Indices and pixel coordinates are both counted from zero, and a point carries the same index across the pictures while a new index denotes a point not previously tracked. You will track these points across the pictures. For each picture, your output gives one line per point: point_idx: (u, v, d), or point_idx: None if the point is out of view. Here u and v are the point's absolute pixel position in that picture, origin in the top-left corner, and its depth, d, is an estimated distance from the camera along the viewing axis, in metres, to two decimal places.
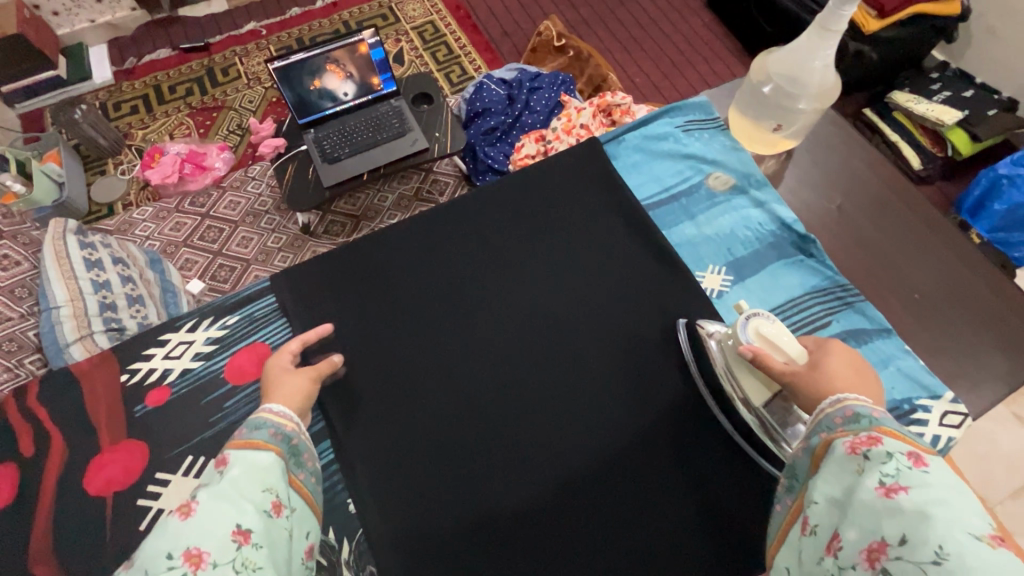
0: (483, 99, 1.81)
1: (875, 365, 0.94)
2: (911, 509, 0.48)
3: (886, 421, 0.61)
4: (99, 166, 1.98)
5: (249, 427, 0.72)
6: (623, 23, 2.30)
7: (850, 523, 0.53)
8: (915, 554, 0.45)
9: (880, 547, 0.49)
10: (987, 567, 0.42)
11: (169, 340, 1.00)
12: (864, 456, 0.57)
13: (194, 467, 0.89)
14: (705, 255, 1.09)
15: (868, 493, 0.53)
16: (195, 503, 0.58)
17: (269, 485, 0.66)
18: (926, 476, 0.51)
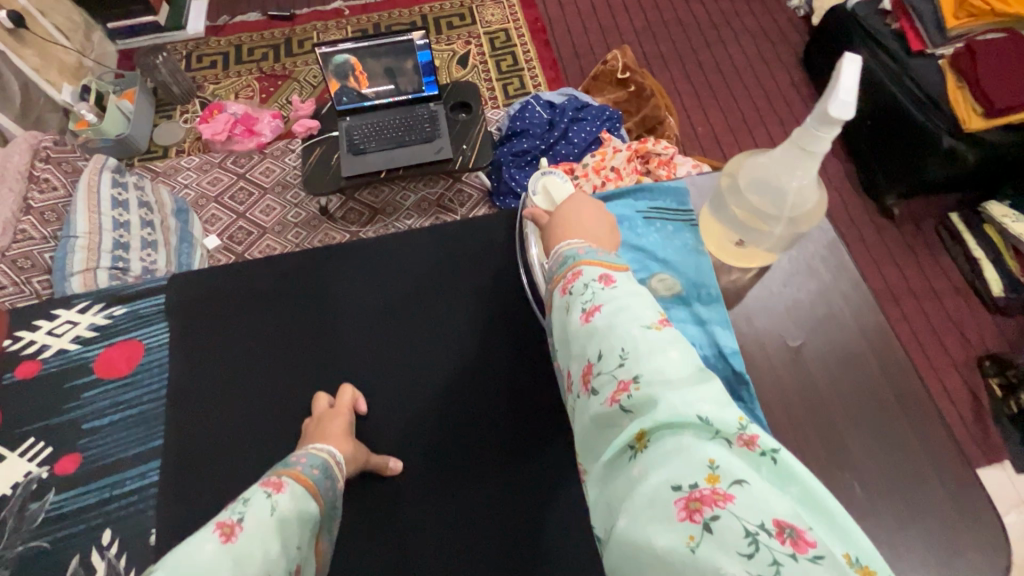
0: (524, 119, 1.76)
1: None
2: (607, 329, 0.56)
3: (584, 249, 0.66)
4: (168, 110, 2.11)
5: (307, 464, 0.76)
6: (703, 66, 2.15)
7: (571, 358, 0.59)
8: (608, 365, 0.54)
9: (591, 370, 0.56)
10: (647, 348, 0.52)
11: (58, 317, 1.05)
12: (569, 293, 0.62)
13: (33, 452, 0.94)
14: None
15: (577, 323, 0.59)
16: (238, 531, 0.58)
17: (303, 542, 0.66)
18: (611, 293, 0.59)
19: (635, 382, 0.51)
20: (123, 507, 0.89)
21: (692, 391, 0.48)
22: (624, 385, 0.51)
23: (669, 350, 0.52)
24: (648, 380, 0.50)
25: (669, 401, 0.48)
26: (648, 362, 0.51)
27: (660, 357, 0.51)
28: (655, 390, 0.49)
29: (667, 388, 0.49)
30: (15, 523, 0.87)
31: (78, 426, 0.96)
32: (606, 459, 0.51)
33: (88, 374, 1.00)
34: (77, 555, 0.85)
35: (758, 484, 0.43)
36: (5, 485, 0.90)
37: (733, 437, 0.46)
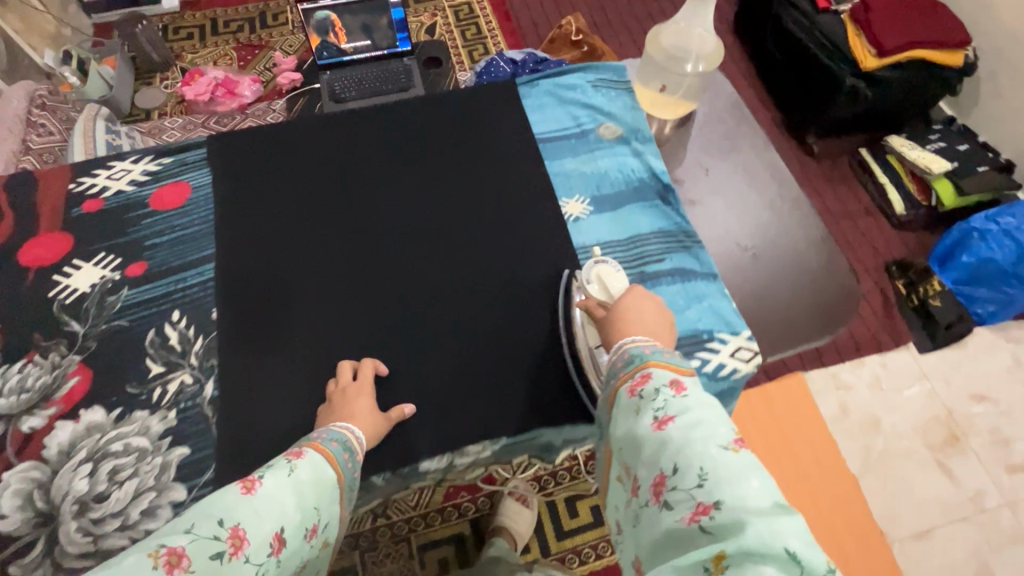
0: (490, 73, 1.94)
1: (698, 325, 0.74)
2: (680, 442, 0.49)
3: (656, 353, 0.58)
4: (148, 77, 2.20)
5: (328, 434, 0.60)
6: (647, 33, 2.40)
7: (638, 465, 0.52)
8: (682, 478, 0.47)
9: (662, 482, 0.49)
10: (726, 468, 0.46)
11: (115, 166, 0.84)
12: (638, 397, 0.55)
13: (104, 261, 0.77)
14: (571, 185, 0.84)
15: (646, 430, 0.53)
16: (259, 481, 0.51)
17: (323, 501, 0.54)
18: (687, 403, 0.52)
19: (714, 503, 0.45)
20: (191, 296, 0.74)
21: (776, 519, 0.42)
22: (700, 503, 0.45)
23: (750, 475, 0.45)
24: (730, 509, 0.44)
25: (752, 525, 0.42)
26: (728, 484, 0.45)
27: (741, 481, 0.45)
28: (737, 515, 0.43)
29: (750, 514, 0.43)
30: (95, 308, 0.73)
31: (142, 244, 0.78)
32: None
33: (145, 206, 0.81)
34: (152, 329, 0.72)
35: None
36: (83, 284, 0.75)
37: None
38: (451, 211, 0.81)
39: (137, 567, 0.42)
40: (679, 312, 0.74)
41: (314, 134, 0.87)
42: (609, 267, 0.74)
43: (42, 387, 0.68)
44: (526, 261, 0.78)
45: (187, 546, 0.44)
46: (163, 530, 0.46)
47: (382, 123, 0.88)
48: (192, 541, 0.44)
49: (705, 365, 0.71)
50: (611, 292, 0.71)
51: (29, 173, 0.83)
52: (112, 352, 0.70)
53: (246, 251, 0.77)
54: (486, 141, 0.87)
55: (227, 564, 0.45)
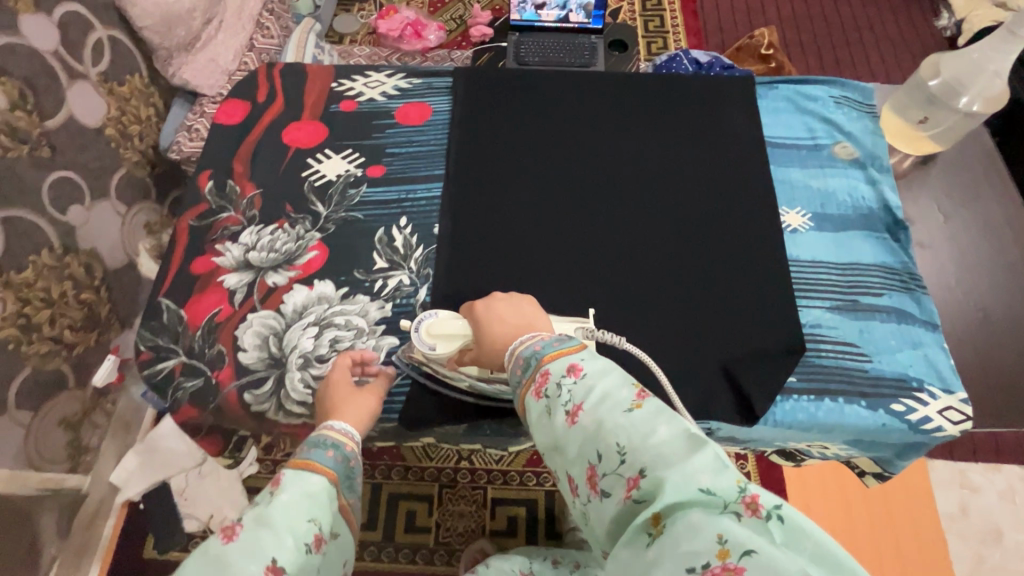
0: (671, 68, 1.90)
1: (904, 358, 0.71)
2: (594, 427, 0.49)
3: (548, 344, 0.59)
4: (347, 5, 2.35)
5: (309, 446, 0.58)
6: (840, 63, 2.22)
7: (569, 469, 0.52)
8: (604, 464, 0.48)
9: (594, 474, 0.48)
10: (635, 430, 0.47)
11: (370, 76, 0.91)
12: (544, 395, 0.55)
13: (350, 157, 0.85)
14: (794, 196, 0.82)
15: (561, 428, 0.52)
16: (238, 526, 0.48)
17: (316, 512, 0.52)
18: (585, 384, 0.53)
19: (638, 474, 0.45)
20: (419, 207, 0.81)
21: (688, 462, 0.43)
22: (627, 480, 0.45)
23: (655, 426, 0.46)
24: (653, 471, 0.44)
25: (669, 480, 0.43)
26: (641, 447, 0.46)
27: (650, 437, 0.46)
28: (658, 474, 0.43)
29: (668, 468, 0.43)
30: (338, 197, 0.81)
31: (383, 150, 0.86)
32: (621, 559, 0.43)
33: (391, 117, 0.88)
34: (381, 227, 0.79)
35: (770, 553, 0.37)
36: (331, 173, 0.83)
37: (739, 502, 0.41)
38: (669, 190, 0.82)
39: None
40: (888, 351, 0.71)
41: (548, 90, 0.90)
42: (435, 318, 0.68)
43: (286, 251, 0.77)
44: (735, 256, 0.77)
45: None
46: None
47: (613, 94, 0.90)
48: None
49: (910, 413, 0.67)
50: (458, 328, 0.66)
51: (299, 66, 0.93)
52: (346, 238, 0.78)
53: (472, 180, 0.82)
54: (713, 132, 0.87)
55: None
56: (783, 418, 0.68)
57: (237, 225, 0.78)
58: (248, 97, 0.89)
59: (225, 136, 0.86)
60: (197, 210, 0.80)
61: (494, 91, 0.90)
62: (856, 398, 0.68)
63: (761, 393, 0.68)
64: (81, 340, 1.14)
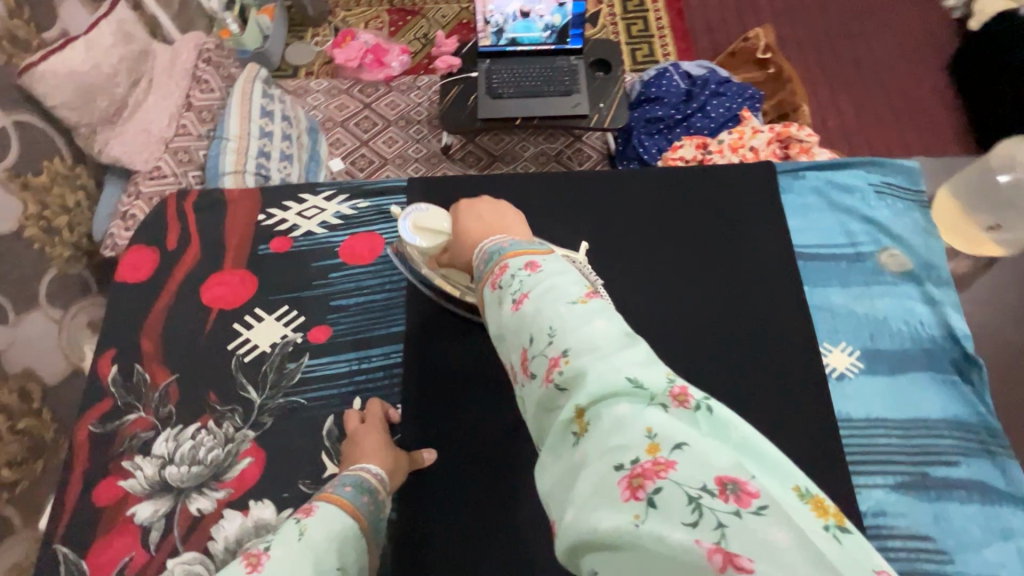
0: (660, 86, 1.70)
1: (988, 547, 0.57)
2: (530, 311, 0.36)
3: (514, 239, 0.45)
4: (299, 32, 2.11)
5: (339, 482, 0.53)
6: (842, 56, 1.94)
7: (501, 357, 0.39)
8: (532, 346, 0.35)
9: (521, 360, 0.36)
10: (570, 319, 0.34)
11: (306, 201, 0.74)
12: (492, 290, 0.41)
13: (286, 316, 0.69)
14: (836, 326, 0.67)
15: (499, 314, 0.39)
16: (266, 558, 0.42)
17: (344, 557, 0.46)
18: (536, 270, 0.39)
19: (564, 357, 0.33)
20: (375, 382, 0.65)
21: (623, 354, 0.32)
22: (549, 361, 0.33)
23: (594, 317, 0.34)
24: (579, 356, 0.32)
25: (596, 370, 0.31)
26: (575, 329, 0.34)
27: (587, 323, 0.34)
28: (586, 361, 0.32)
29: (596, 358, 0.32)
30: (274, 375, 0.65)
31: (326, 302, 0.69)
32: (538, 468, 0.31)
33: (334, 257, 0.71)
34: (330, 415, 0.63)
35: (704, 447, 0.27)
36: (263, 341, 0.67)
37: (668, 395, 0.30)
38: (687, 332, 0.65)
39: None
40: (972, 546, 0.57)
41: (525, 204, 0.74)
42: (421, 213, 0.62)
43: (213, 462, 0.61)
44: (775, 421, 0.61)
45: None
46: None
47: (602, 203, 0.74)
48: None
49: None
50: (443, 227, 0.60)
51: (218, 192, 0.75)
52: (286, 435, 0.62)
53: (439, 339, 0.66)
54: (729, 246, 0.71)
55: None
56: None
57: (148, 430, 0.62)
58: (156, 242, 0.72)
59: (131, 298, 0.69)
60: (97, 409, 0.64)
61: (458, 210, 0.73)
62: None
63: None
64: (22, 474, 0.94)
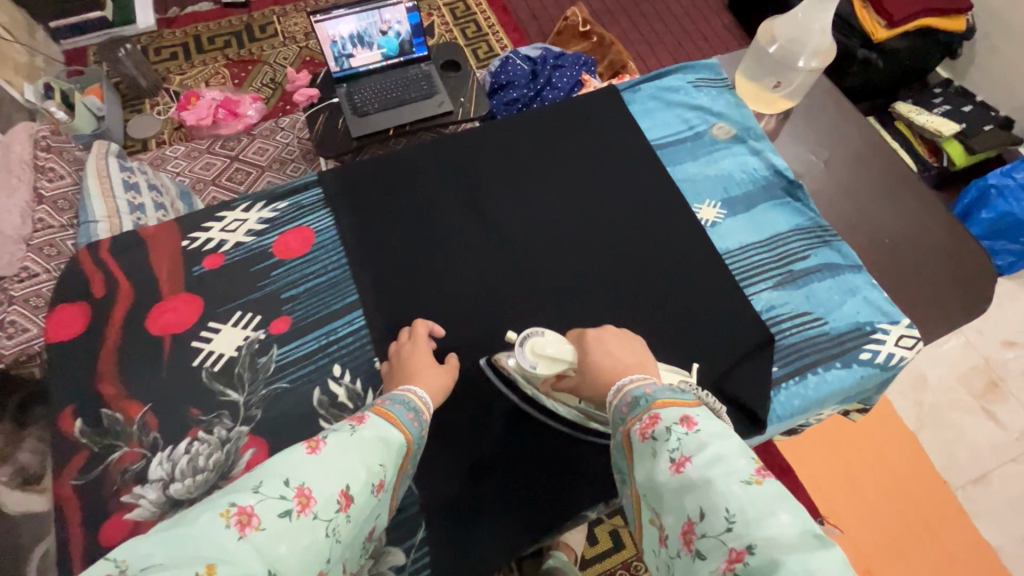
0: (507, 72, 1.87)
1: (844, 303, 0.76)
2: (702, 483, 0.41)
3: (663, 394, 0.50)
4: (137, 104, 2.03)
5: (393, 402, 0.56)
6: (646, 16, 2.27)
7: (658, 516, 0.44)
8: (705, 523, 0.40)
9: (689, 530, 0.41)
10: (751, 505, 0.39)
11: (224, 217, 0.77)
12: (648, 440, 0.46)
13: (242, 320, 0.72)
14: (699, 190, 0.84)
15: (660, 473, 0.44)
16: (323, 442, 0.46)
17: (387, 459, 0.50)
18: (702, 436, 0.44)
19: (747, 548, 0.37)
20: (348, 348, 0.70)
21: (814, 556, 0.36)
22: (731, 551, 0.38)
23: (777, 509, 0.38)
24: (764, 554, 0.36)
25: (787, 569, 0.35)
26: (758, 523, 0.38)
27: (770, 518, 0.38)
28: (774, 556, 0.36)
29: (785, 554, 0.36)
30: (249, 373, 0.68)
31: (277, 297, 0.73)
32: None
33: (270, 257, 0.76)
34: (316, 387, 0.68)
35: None
36: (228, 348, 0.70)
37: None
38: (590, 231, 0.80)
39: (209, 529, 0.37)
40: (836, 307, 0.76)
41: (433, 168, 0.84)
42: (539, 336, 0.65)
43: (217, 464, 0.63)
44: (675, 272, 0.77)
45: (254, 508, 0.39)
46: (230, 490, 0.41)
47: (494, 150, 0.86)
48: (258, 501, 0.40)
49: (876, 356, 0.72)
50: (554, 354, 0.63)
51: (132, 233, 0.76)
52: (281, 417, 0.66)
53: (397, 294, 0.74)
54: (603, 156, 0.86)
55: (296, 519, 0.40)
56: (782, 411, 0.70)
57: (139, 460, 0.63)
58: (81, 295, 0.71)
59: (74, 353, 0.68)
60: (77, 462, 0.63)
61: (374, 187, 0.81)
62: (831, 363, 0.72)
63: (759, 396, 0.69)
64: None
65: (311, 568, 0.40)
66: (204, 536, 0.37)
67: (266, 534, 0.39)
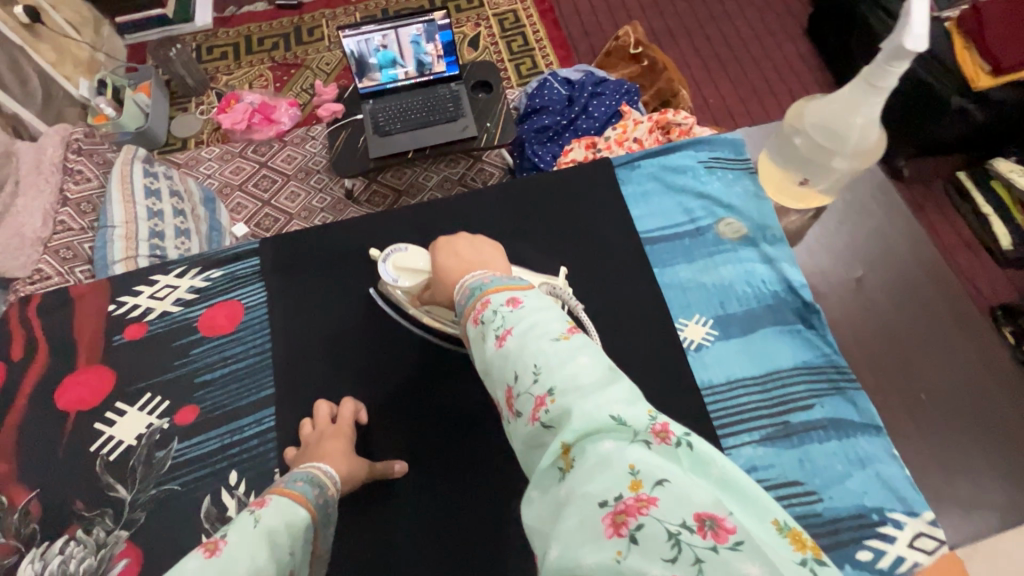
0: (543, 96, 1.70)
1: (850, 474, 0.60)
2: (518, 348, 0.40)
3: (499, 278, 0.48)
4: (183, 103, 1.88)
5: (291, 478, 0.51)
6: (710, 39, 2.06)
7: (489, 394, 0.42)
8: (519, 383, 0.38)
9: (509, 395, 0.39)
10: (556, 356, 0.38)
11: (156, 282, 0.73)
12: (479, 325, 0.44)
13: (150, 404, 0.66)
14: (688, 301, 0.70)
15: (486, 351, 0.42)
16: (224, 540, 0.40)
17: (297, 543, 0.45)
18: (522, 310, 0.42)
19: (549, 394, 0.36)
20: (249, 452, 0.64)
21: (605, 391, 0.35)
22: (536, 400, 0.36)
23: (578, 354, 0.38)
24: (565, 394, 0.35)
25: (582, 407, 0.34)
26: (561, 368, 0.37)
27: (571, 362, 0.37)
28: (571, 398, 0.35)
29: (581, 396, 0.35)
30: (143, 467, 0.63)
31: (191, 380, 0.68)
32: (530, 496, 0.34)
33: (193, 333, 0.70)
34: (207, 495, 0.62)
35: (679, 479, 0.30)
36: (128, 435, 0.65)
37: (647, 433, 0.33)
38: None
39: None
40: (837, 481, 0.60)
41: (386, 244, 0.75)
42: (402, 252, 0.68)
43: (88, 572, 0.58)
44: None
45: None
46: None
47: (459, 226, 0.76)
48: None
49: (878, 559, 0.57)
50: (421, 265, 0.66)
51: (65, 289, 0.73)
52: (162, 525, 0.60)
53: (313, 393, 0.66)
54: (581, 246, 0.74)
55: None
56: None
57: (11, 555, 0.59)
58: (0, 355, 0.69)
59: None
60: None
61: (314, 261, 0.74)
62: None
63: None
64: None
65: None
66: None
67: None
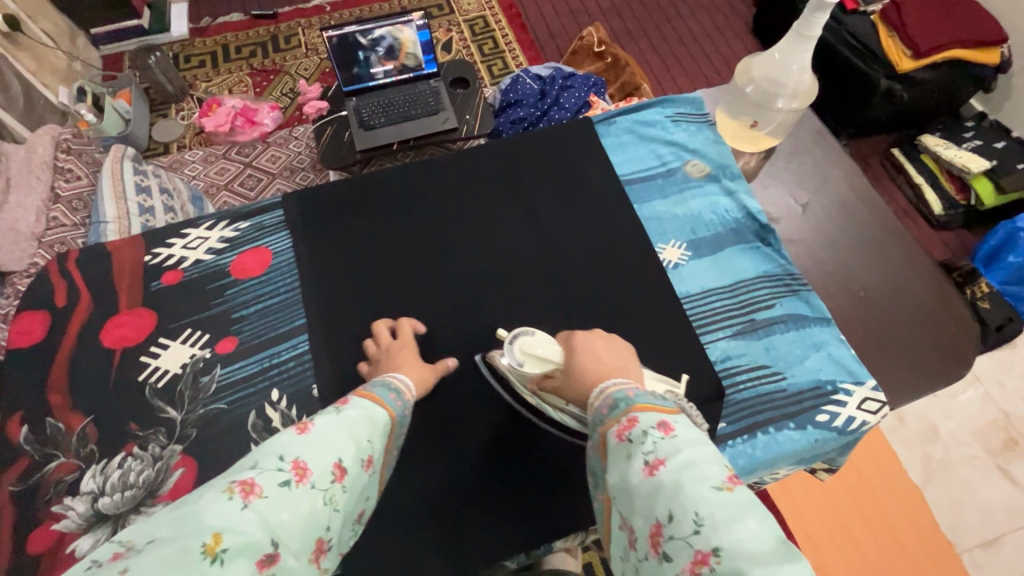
0: (517, 91, 1.82)
1: (808, 357, 0.72)
2: (672, 485, 0.38)
3: (644, 399, 0.48)
4: (163, 109, 1.91)
5: (377, 386, 0.56)
6: (666, 39, 2.24)
7: (627, 519, 0.41)
8: (672, 525, 0.37)
9: (656, 532, 0.38)
10: (721, 509, 0.36)
11: (187, 234, 0.80)
12: (625, 441, 0.43)
13: (190, 338, 0.73)
14: (664, 229, 0.82)
15: (633, 475, 0.41)
16: (313, 421, 0.44)
17: (376, 435, 0.48)
18: (679, 444, 0.41)
19: (712, 551, 0.34)
20: (288, 372, 0.71)
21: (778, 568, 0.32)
22: (696, 554, 0.34)
23: (745, 515, 0.35)
24: (730, 559, 0.33)
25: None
26: (726, 526, 0.35)
27: (737, 522, 0.35)
28: (739, 561, 0.33)
29: (751, 563, 0.32)
30: (190, 392, 0.69)
31: (227, 316, 0.75)
32: None
33: (226, 276, 0.77)
34: (252, 411, 0.68)
35: None
36: (173, 365, 0.71)
37: None
38: (547, 268, 0.78)
39: (211, 504, 0.35)
40: (797, 362, 0.72)
41: (397, 197, 0.84)
42: (529, 337, 0.64)
43: (146, 482, 0.64)
44: (629, 316, 0.74)
45: (254, 483, 0.37)
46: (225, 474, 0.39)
47: (461, 179, 0.86)
48: (257, 474, 0.38)
49: (834, 419, 0.68)
50: (547, 355, 0.61)
51: (100, 246, 0.79)
52: (213, 438, 0.67)
53: (340, 321, 0.74)
54: (570, 191, 0.85)
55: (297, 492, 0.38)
56: None
57: (72, 471, 0.64)
58: (45, 304, 0.75)
59: (29, 361, 0.71)
60: (17, 469, 0.65)
61: (333, 213, 0.82)
62: (784, 423, 0.68)
63: None
64: None
65: (310, 534, 0.39)
66: (206, 508, 0.35)
67: (270, 503, 0.37)
